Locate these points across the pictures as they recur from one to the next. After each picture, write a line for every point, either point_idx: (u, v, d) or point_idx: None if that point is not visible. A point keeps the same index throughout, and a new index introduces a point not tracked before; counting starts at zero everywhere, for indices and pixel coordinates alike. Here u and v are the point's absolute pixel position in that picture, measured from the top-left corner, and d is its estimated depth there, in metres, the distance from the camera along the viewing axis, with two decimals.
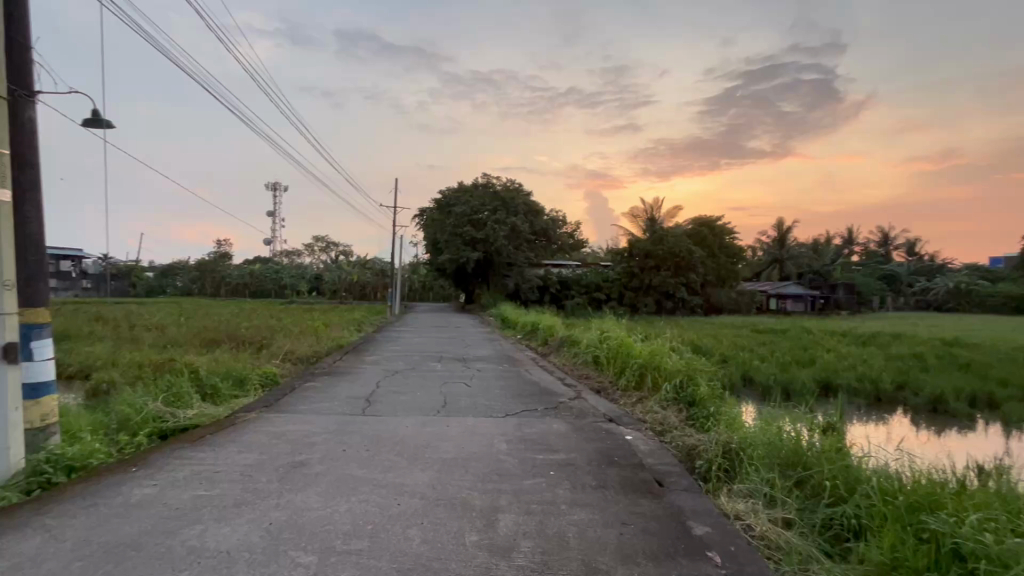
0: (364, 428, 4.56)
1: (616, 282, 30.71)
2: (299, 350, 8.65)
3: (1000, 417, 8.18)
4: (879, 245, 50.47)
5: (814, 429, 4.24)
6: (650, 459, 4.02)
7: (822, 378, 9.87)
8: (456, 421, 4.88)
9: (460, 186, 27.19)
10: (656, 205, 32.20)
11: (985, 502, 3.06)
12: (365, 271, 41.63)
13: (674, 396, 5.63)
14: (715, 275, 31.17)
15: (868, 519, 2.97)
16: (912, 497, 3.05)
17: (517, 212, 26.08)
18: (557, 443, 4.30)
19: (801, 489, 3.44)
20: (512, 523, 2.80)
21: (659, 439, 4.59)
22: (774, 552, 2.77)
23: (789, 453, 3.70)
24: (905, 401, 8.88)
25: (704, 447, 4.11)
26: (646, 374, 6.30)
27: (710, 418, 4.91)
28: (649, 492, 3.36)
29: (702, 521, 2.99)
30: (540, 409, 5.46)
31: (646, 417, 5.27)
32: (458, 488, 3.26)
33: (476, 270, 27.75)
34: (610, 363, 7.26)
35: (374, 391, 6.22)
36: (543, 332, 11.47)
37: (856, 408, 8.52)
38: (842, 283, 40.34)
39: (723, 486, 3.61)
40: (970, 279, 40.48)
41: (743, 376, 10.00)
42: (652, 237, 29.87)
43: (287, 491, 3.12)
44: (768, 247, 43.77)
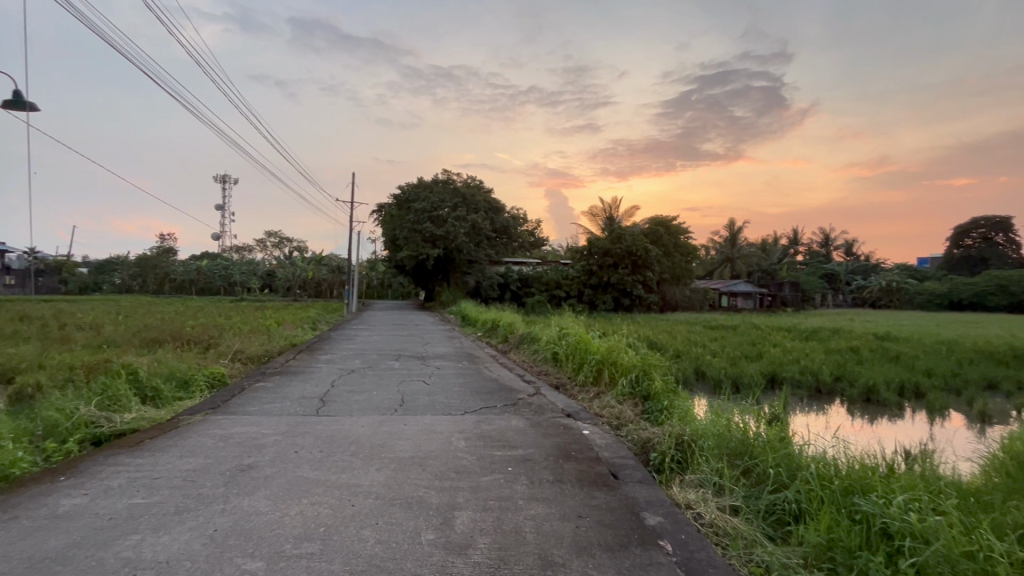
0: (317, 429, 4.42)
1: (576, 280, 30.94)
2: (250, 349, 8.30)
3: (925, 405, 8.83)
4: (821, 245, 53.49)
5: (760, 419, 4.43)
6: (605, 452, 4.10)
7: (769, 371, 10.35)
8: (414, 419, 4.82)
9: (420, 182, 26.80)
10: (614, 205, 32.87)
11: (911, 485, 3.29)
12: (321, 267, 40.45)
13: (631, 390, 5.77)
14: (670, 273, 32.12)
15: (807, 503, 3.13)
16: (846, 482, 3.26)
17: (478, 209, 25.99)
18: (515, 439, 4.31)
19: (747, 478, 3.59)
20: (469, 520, 2.79)
21: (615, 432, 4.69)
22: (721, 538, 2.88)
23: (738, 443, 3.86)
24: (842, 392, 9.43)
25: (657, 439, 4.23)
26: (603, 370, 6.43)
27: (664, 412, 5.06)
28: (605, 484, 3.42)
29: (655, 511, 3.07)
30: (499, 405, 5.47)
31: (603, 412, 5.37)
32: (415, 487, 3.21)
33: (437, 268, 27.46)
34: (569, 359, 7.35)
35: (329, 391, 6.06)
36: (503, 329, 11.49)
37: (799, 400, 8.99)
38: (788, 281, 42.39)
39: (676, 477, 3.73)
40: (900, 277, 43.54)
41: (696, 370, 10.38)
42: (611, 236, 30.52)
43: (234, 495, 2.99)
44: (720, 246, 45.54)
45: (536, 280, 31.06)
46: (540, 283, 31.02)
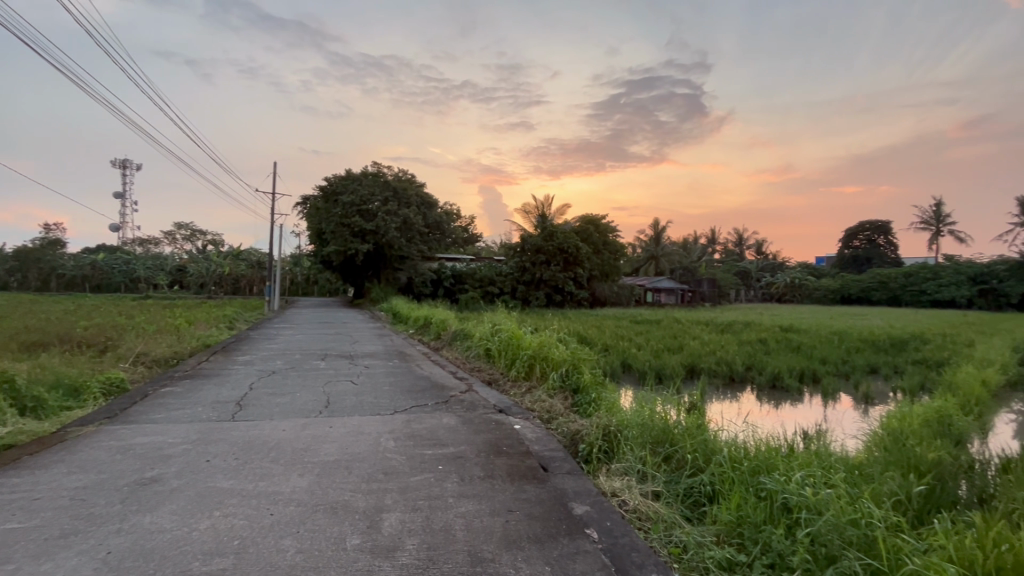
0: (232, 435, 4.12)
1: (509, 276, 31.14)
2: (155, 351, 7.59)
3: (821, 390, 9.79)
4: (735, 245, 57.71)
5: (681, 409, 4.70)
6: (536, 446, 4.17)
7: (688, 362, 11.02)
8: (341, 421, 4.64)
9: (348, 173, 25.70)
10: (547, 203, 33.48)
11: (805, 462, 3.65)
12: (239, 263, 37.83)
13: (561, 383, 5.91)
14: (599, 271, 33.28)
15: (720, 485, 3.37)
16: (753, 463, 3.55)
17: (410, 204, 25.43)
18: (446, 437, 4.28)
19: (667, 463, 3.80)
20: (397, 521, 2.73)
21: (546, 426, 4.78)
22: (643, 522, 3.03)
23: (660, 431, 4.07)
24: (752, 380, 10.25)
25: (585, 431, 4.36)
26: (534, 365, 6.53)
27: (592, 405, 5.23)
28: (534, 477, 3.49)
29: (582, 501, 3.17)
30: (430, 404, 5.40)
31: (534, 406, 5.45)
32: (340, 491, 3.09)
33: (367, 263, 26.55)
34: (501, 355, 7.40)
35: (247, 394, 5.68)
36: (436, 326, 11.32)
37: (715, 388, 9.66)
38: (707, 278, 44.19)
39: (602, 466, 3.86)
40: (802, 274, 47.98)
41: (623, 363, 10.83)
42: (544, 234, 31.13)
43: (133, 513, 2.72)
44: (646, 245, 47.79)
45: (470, 277, 30.81)
46: (474, 280, 30.84)
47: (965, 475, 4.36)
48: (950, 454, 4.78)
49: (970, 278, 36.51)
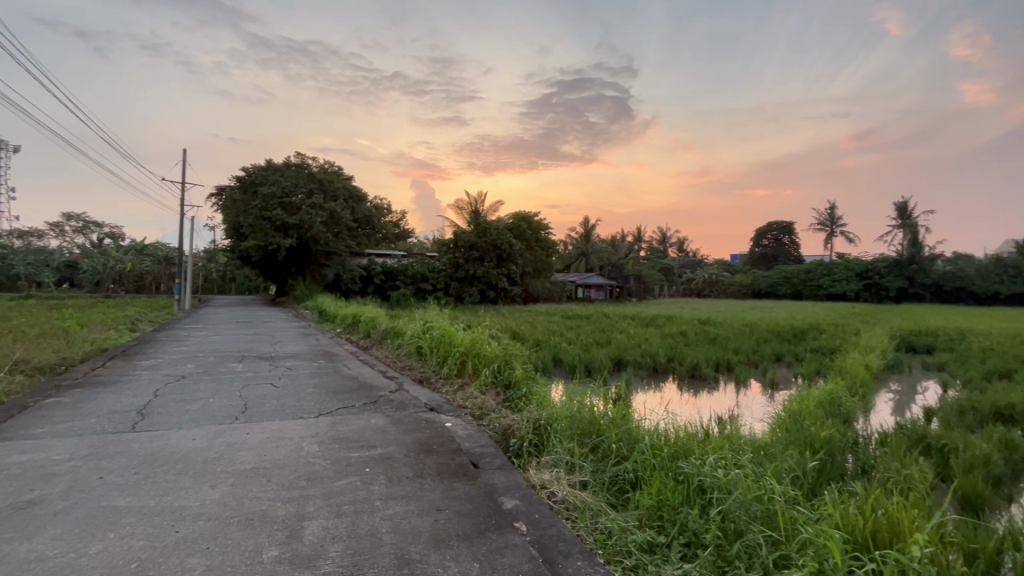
0: (133, 448, 3.75)
1: (442, 273, 30.81)
2: (38, 357, 6.74)
3: (734, 377, 10.56)
4: (659, 242, 60.86)
5: (607, 401, 4.89)
6: (467, 443, 4.15)
7: (615, 355, 11.47)
8: (260, 426, 4.37)
9: (268, 164, 24.17)
10: (480, 199, 33.47)
11: (717, 445, 3.93)
12: (143, 258, 34.54)
13: (493, 379, 5.96)
14: (532, 267, 33.81)
15: (642, 471, 3.56)
16: (672, 448, 3.78)
17: (337, 197, 24.38)
18: (375, 438, 4.15)
19: (594, 454, 3.95)
20: (320, 528, 2.61)
21: (477, 422, 4.77)
22: (571, 511, 3.12)
23: (588, 423, 4.21)
24: (673, 370, 10.86)
25: (516, 425, 4.40)
26: (466, 361, 6.52)
27: (524, 400, 5.33)
28: (464, 474, 3.47)
29: (512, 495, 3.20)
30: (357, 405, 5.22)
31: (466, 403, 5.42)
32: (257, 501, 2.91)
33: (290, 259, 25.17)
34: (433, 353, 7.29)
35: (150, 402, 5.19)
36: (365, 324, 10.95)
37: (640, 379, 10.14)
38: (633, 274, 46.59)
39: (532, 460, 3.93)
40: (718, 271, 51.53)
41: (554, 357, 11.07)
42: (477, 230, 31.12)
43: (7, 541, 2.40)
44: (577, 242, 49.18)
45: (402, 273, 30.07)
46: (406, 276, 30.08)
47: (852, 450, 4.90)
48: (839, 431, 5.37)
49: (857, 273, 41.05)
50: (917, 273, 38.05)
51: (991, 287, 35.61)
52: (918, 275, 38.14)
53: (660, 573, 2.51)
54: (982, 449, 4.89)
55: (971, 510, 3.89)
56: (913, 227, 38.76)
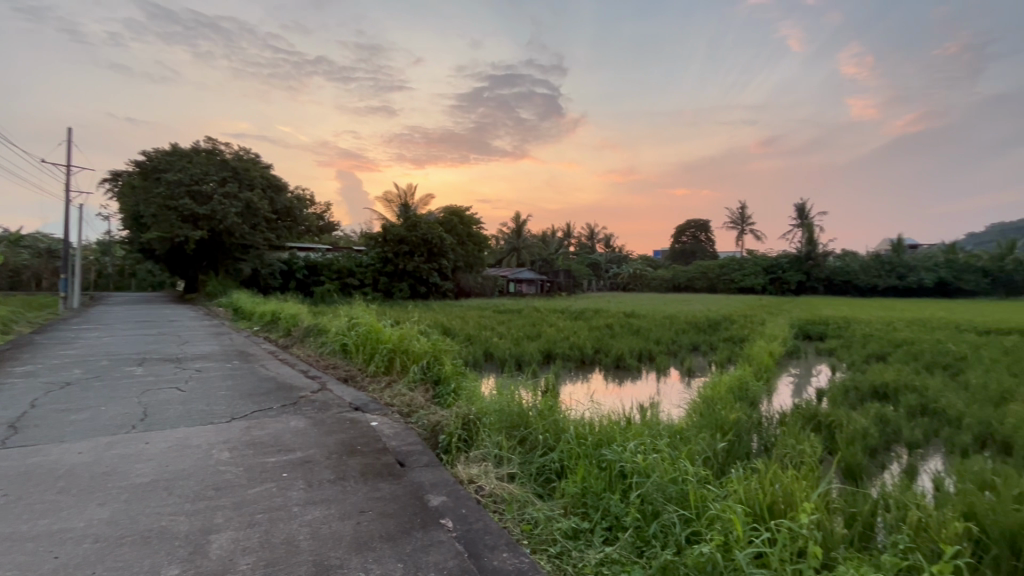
0: (2, 467, 3.29)
1: (370, 267, 29.82)
2: None
3: (655, 366, 11.18)
4: (587, 238, 62.93)
5: (535, 393, 4.99)
6: (394, 442, 4.04)
7: (545, 348, 11.71)
8: (162, 435, 4.01)
9: (173, 148, 22.02)
10: (409, 192, 32.83)
11: (637, 431, 4.12)
12: (20, 251, 30.38)
13: (422, 375, 5.89)
14: (463, 262, 33.64)
15: (567, 460, 3.67)
16: (596, 437, 3.92)
17: (253, 186, 22.77)
18: (294, 441, 3.94)
19: (522, 446, 4.02)
20: (229, 541, 2.43)
21: (405, 420, 4.67)
22: (498, 504, 3.15)
23: (516, 415, 4.27)
24: (599, 361, 11.26)
25: (445, 421, 4.36)
26: (394, 358, 6.36)
27: (453, 396, 5.32)
28: (390, 474, 3.38)
29: (438, 492, 3.17)
30: (275, 407, 4.93)
31: (393, 401, 5.28)
32: (156, 516, 2.66)
33: (199, 252, 23.26)
34: (360, 350, 7.04)
35: (26, 413, 4.58)
36: (285, 321, 10.34)
37: (568, 370, 10.43)
38: (563, 269, 48.07)
39: (460, 455, 3.91)
40: (642, 266, 54.20)
41: (485, 352, 11.10)
42: (407, 223, 30.56)
43: None
44: (509, 237, 49.65)
45: (326, 267, 28.71)
46: (331, 271, 28.75)
47: (756, 429, 5.35)
48: (745, 412, 5.84)
49: (764, 268, 44.78)
50: (813, 268, 42.18)
51: (872, 281, 40.25)
52: (814, 270, 42.32)
53: (582, 558, 2.60)
54: (860, 423, 5.53)
55: (852, 478, 4.38)
56: (810, 227, 42.89)
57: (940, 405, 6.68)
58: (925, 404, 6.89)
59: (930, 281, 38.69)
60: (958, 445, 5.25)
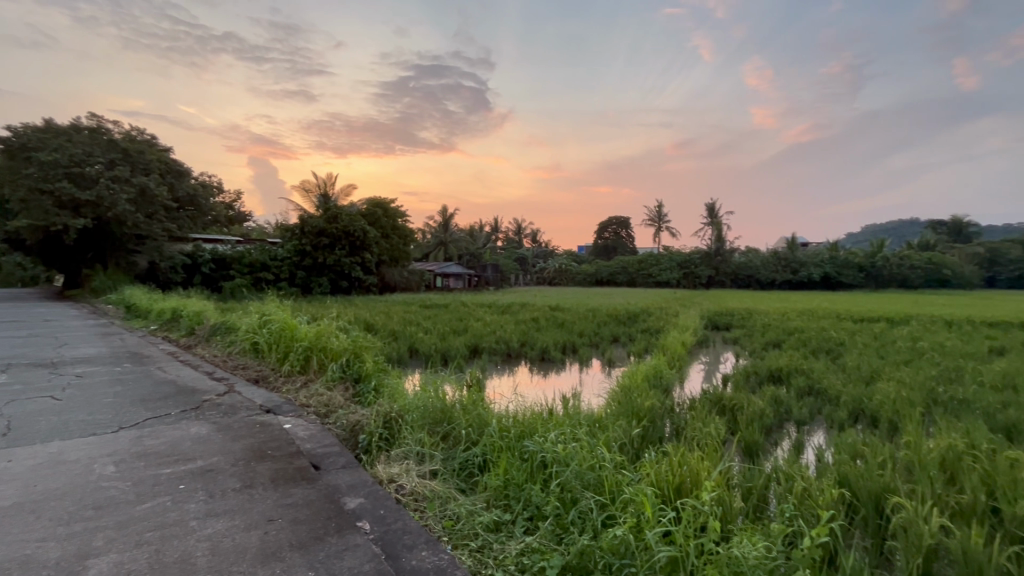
0: None
1: (286, 261, 28.03)
2: None
3: (578, 358, 11.57)
4: (514, 233, 63.74)
5: (459, 388, 4.97)
6: (308, 444, 3.83)
7: (471, 343, 11.69)
8: (31, 450, 3.52)
9: (46, 125, 19.30)
10: (330, 182, 31.56)
11: (558, 422, 4.23)
12: None
13: (341, 374, 5.67)
14: (388, 255, 32.74)
15: (490, 454, 3.68)
16: (518, 429, 3.98)
17: (150, 171, 20.59)
18: (194, 450, 3.61)
19: (445, 442, 3.98)
20: (110, 565, 2.18)
21: (322, 421, 4.45)
22: (418, 502, 3.09)
23: (440, 413, 4.23)
24: (525, 354, 11.43)
25: (365, 421, 4.20)
26: (311, 357, 6.05)
27: (375, 394, 5.17)
28: (303, 478, 3.20)
29: (355, 493, 3.05)
30: (173, 413, 4.50)
31: (310, 401, 5.01)
32: (18, 545, 2.32)
33: (83, 243, 20.67)
34: (273, 349, 6.61)
35: None
36: (188, 319, 9.46)
37: (495, 364, 10.50)
38: (491, 264, 48.31)
39: (381, 454, 3.79)
40: (568, 261, 55.82)
41: (410, 348, 10.87)
42: (326, 215, 29.49)
43: None
44: (436, 231, 49.07)
45: (236, 261, 26.33)
46: (242, 265, 26.42)
47: (669, 415, 5.68)
48: (660, 399, 6.20)
49: (678, 264, 47.72)
50: (721, 264, 45.66)
51: (770, 275, 44.33)
52: (721, 265, 45.84)
53: (503, 550, 2.61)
54: (757, 405, 6.08)
55: (750, 455, 4.80)
56: (718, 225, 46.27)
57: (823, 385, 7.49)
58: (811, 385, 7.69)
59: (818, 275, 43.31)
60: (836, 421, 5.92)
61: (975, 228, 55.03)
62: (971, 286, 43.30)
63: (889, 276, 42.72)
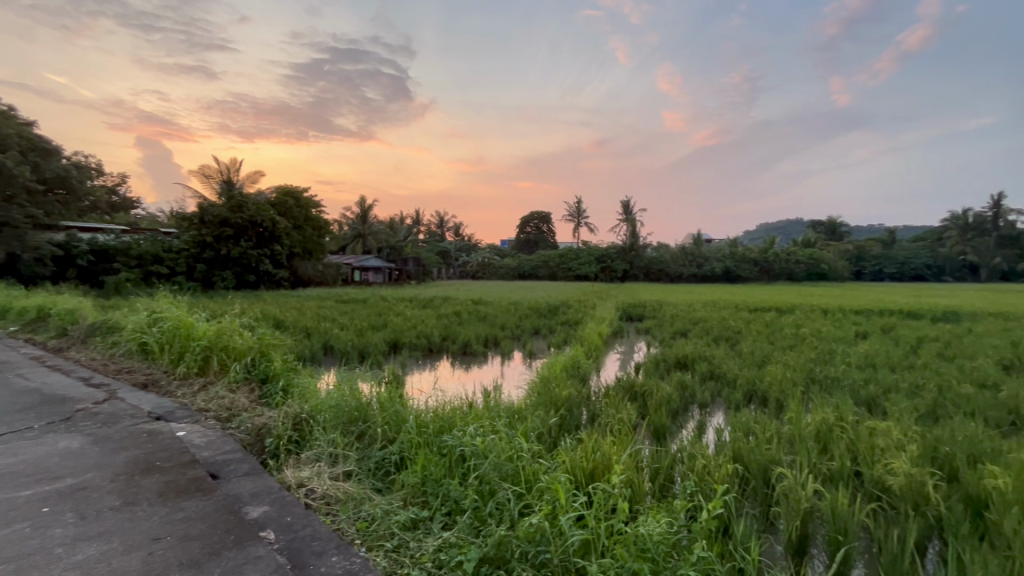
0: None
1: (182, 253, 25.55)
2: None
3: (499, 350, 11.67)
4: (437, 226, 62.94)
5: (376, 385, 4.82)
6: (206, 452, 3.50)
7: (391, 338, 11.36)
8: None
9: None
10: (234, 167, 29.20)
11: (478, 415, 4.23)
12: None
13: (245, 374, 5.28)
14: (300, 247, 30.96)
15: (407, 451, 3.60)
16: (437, 424, 3.92)
17: (8, 147, 17.77)
18: (61, 467, 3.16)
19: (359, 441, 3.83)
20: None
21: (222, 426, 4.10)
22: (331, 505, 2.94)
23: (355, 412, 4.07)
24: (447, 349, 11.33)
25: (272, 424, 3.93)
26: (211, 357, 5.57)
27: (284, 395, 4.86)
28: (198, 489, 2.93)
29: (259, 502, 2.84)
30: (37, 426, 3.92)
31: (208, 405, 4.59)
32: None
33: None
34: (165, 350, 5.99)
35: None
36: (57, 319, 8.28)
37: (415, 360, 10.30)
38: (412, 257, 47.34)
39: (290, 458, 3.57)
40: (491, 255, 56.12)
41: (324, 346, 10.34)
42: (230, 203, 27.38)
43: None
44: (353, 222, 47.16)
45: (122, 252, 23.18)
46: (129, 256, 23.33)
47: (586, 403, 5.91)
48: (577, 389, 6.43)
49: (596, 258, 49.64)
50: (635, 258, 48.21)
51: (679, 269, 47.54)
52: (636, 259, 48.39)
53: (419, 548, 2.56)
54: (665, 390, 6.50)
55: (658, 437, 5.12)
56: (632, 222, 48.73)
57: (722, 370, 8.17)
58: (712, 370, 8.35)
59: (720, 269, 47.13)
60: (733, 401, 6.50)
61: (845, 228, 62.75)
62: (843, 279, 49.30)
63: (778, 270, 47.54)
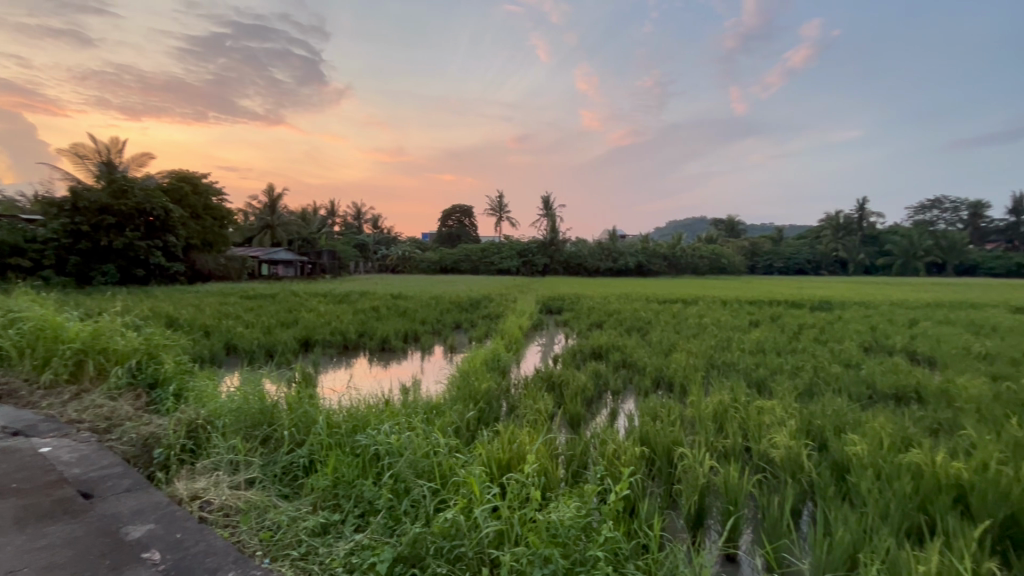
0: None
1: (49, 243, 22.28)
2: None
3: (420, 345, 11.45)
4: (353, 219, 60.41)
5: (283, 385, 4.52)
6: (76, 469, 3.09)
7: (302, 336, 10.72)
8: None
9: None
10: (114, 148, 25.98)
11: (395, 412, 4.13)
12: None
13: (129, 379, 4.74)
14: (197, 239, 28.27)
15: (318, 454, 3.42)
16: (350, 424, 3.77)
17: None
18: None
19: (264, 446, 3.59)
20: None
21: (100, 438, 3.64)
22: (230, 516, 2.73)
23: (258, 415, 3.79)
24: (364, 345, 10.92)
25: (162, 433, 3.56)
26: (86, 361, 4.93)
27: (176, 400, 4.41)
28: (68, 511, 2.59)
29: (143, 520, 2.56)
30: None
31: (82, 415, 4.05)
32: None
33: None
34: (24, 356, 5.20)
35: None
36: None
37: (329, 358, 9.81)
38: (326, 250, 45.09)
39: (182, 469, 3.25)
40: (411, 249, 54.95)
41: (226, 345, 9.51)
42: (111, 189, 24.26)
43: None
44: (260, 213, 43.93)
45: None
46: None
47: (505, 395, 5.97)
48: (496, 381, 6.48)
49: (517, 252, 50.30)
50: (555, 253, 49.49)
51: (597, 263, 49.41)
52: (556, 254, 49.66)
53: (329, 553, 2.44)
54: (580, 379, 6.75)
55: (574, 424, 5.31)
56: (552, 217, 49.93)
57: (633, 358, 8.64)
58: (624, 359, 8.80)
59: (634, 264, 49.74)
60: (642, 388, 6.89)
61: (742, 226, 68.76)
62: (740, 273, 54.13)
63: (685, 263, 51.08)
